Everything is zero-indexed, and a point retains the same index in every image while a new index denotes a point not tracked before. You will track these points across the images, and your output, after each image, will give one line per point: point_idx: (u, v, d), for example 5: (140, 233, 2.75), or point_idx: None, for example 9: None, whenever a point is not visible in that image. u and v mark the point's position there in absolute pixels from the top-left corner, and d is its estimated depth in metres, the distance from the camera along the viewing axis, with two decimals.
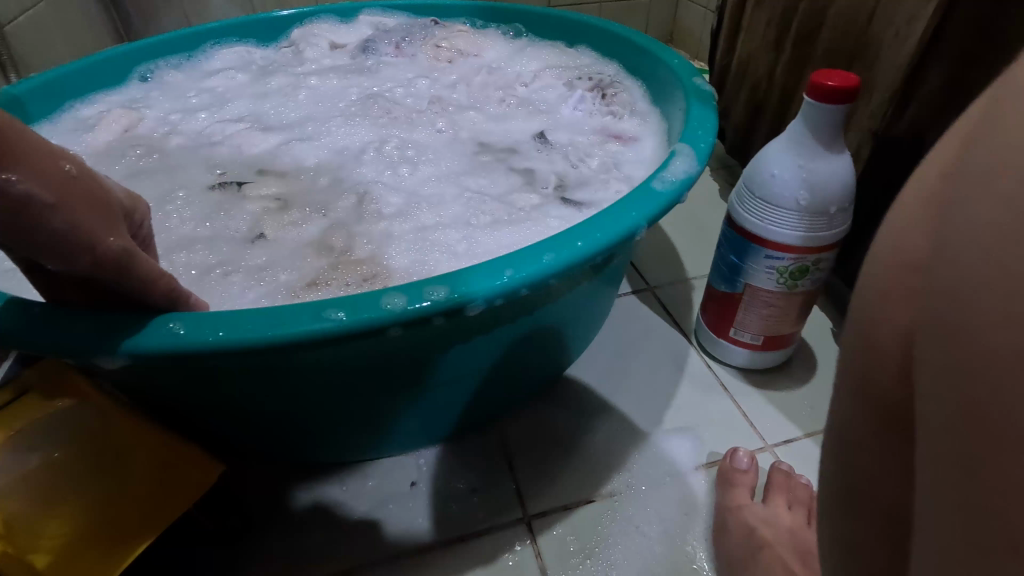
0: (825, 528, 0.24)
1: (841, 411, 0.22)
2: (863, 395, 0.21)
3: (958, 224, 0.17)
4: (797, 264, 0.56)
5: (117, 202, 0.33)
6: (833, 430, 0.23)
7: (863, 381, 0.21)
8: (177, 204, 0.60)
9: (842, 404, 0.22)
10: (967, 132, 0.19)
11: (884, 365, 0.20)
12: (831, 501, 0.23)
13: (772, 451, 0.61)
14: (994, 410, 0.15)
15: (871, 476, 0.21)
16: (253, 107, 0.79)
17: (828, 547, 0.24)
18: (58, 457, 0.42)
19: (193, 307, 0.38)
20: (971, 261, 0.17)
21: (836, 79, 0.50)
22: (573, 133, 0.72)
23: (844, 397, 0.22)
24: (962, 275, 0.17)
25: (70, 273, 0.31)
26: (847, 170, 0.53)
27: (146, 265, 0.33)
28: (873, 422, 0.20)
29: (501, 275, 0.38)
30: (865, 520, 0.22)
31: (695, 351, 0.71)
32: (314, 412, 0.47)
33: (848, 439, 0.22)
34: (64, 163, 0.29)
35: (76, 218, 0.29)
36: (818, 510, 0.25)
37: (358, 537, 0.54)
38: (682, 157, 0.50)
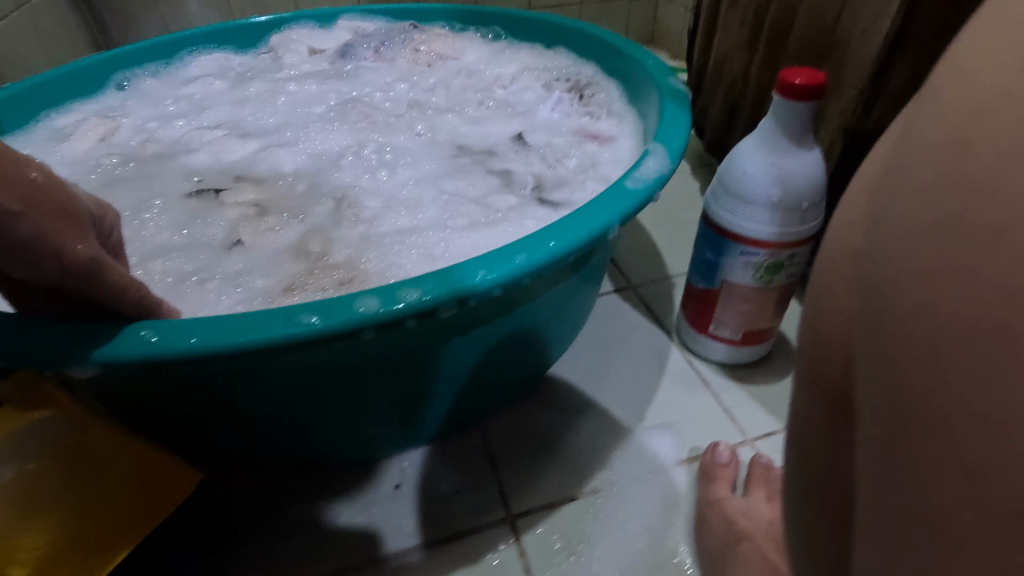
0: (793, 514, 0.25)
1: (803, 402, 0.24)
2: (817, 386, 0.23)
3: (892, 226, 0.19)
4: (771, 259, 0.57)
5: (84, 209, 0.33)
6: (799, 417, 0.24)
7: (818, 373, 0.23)
8: (154, 212, 0.60)
9: (804, 396, 0.24)
10: (905, 127, 0.19)
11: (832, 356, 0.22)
12: (798, 487, 0.24)
13: (753, 444, 0.62)
14: (916, 396, 0.17)
15: (826, 461, 0.23)
16: (231, 114, 0.79)
17: (796, 533, 0.25)
18: (33, 469, 0.41)
19: (165, 314, 0.37)
20: (900, 261, 0.19)
21: (803, 77, 0.51)
22: (551, 134, 0.73)
23: (805, 388, 0.24)
24: (896, 275, 0.19)
25: (38, 282, 0.31)
26: (818, 166, 0.54)
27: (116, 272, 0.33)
28: (825, 412, 0.22)
29: (475, 276, 0.38)
30: (823, 505, 0.23)
31: (677, 347, 0.71)
32: (294, 416, 0.47)
33: (808, 427, 0.23)
34: (29, 171, 0.29)
35: (43, 225, 0.29)
36: (782, 497, 0.25)
37: (342, 540, 0.54)
38: (655, 156, 0.51)
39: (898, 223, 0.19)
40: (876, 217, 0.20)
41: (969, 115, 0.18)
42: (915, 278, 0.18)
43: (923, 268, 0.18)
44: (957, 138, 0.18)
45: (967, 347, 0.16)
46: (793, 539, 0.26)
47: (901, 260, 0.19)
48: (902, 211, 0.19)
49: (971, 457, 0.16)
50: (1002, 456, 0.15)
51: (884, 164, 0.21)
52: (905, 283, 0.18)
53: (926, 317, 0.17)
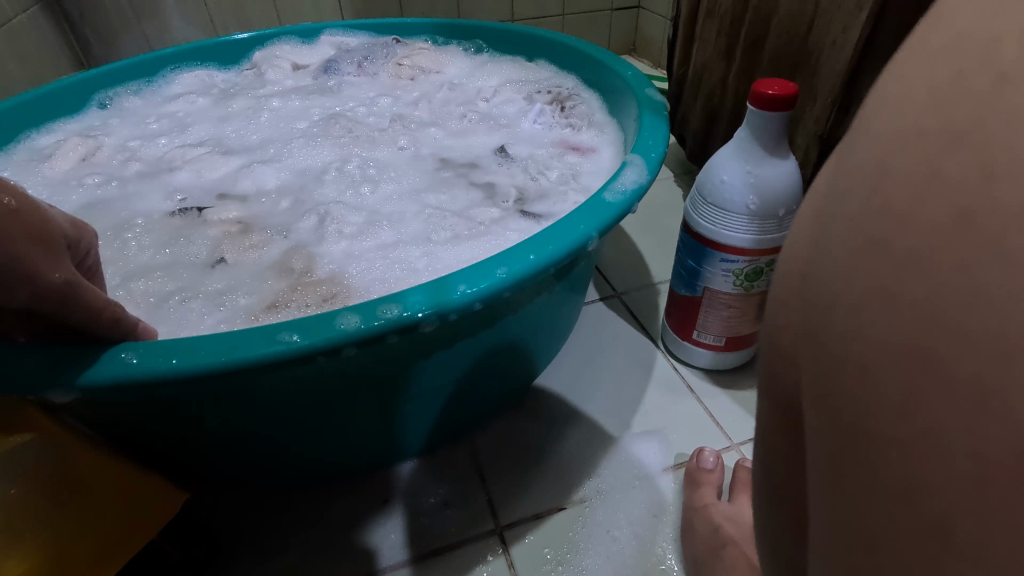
0: (761, 526, 0.26)
1: (759, 414, 0.24)
2: (765, 398, 0.23)
3: (826, 240, 0.20)
4: (750, 266, 0.58)
5: (59, 232, 0.33)
6: (756, 427, 0.25)
7: (766, 382, 0.23)
8: (136, 232, 0.59)
9: (757, 407, 0.24)
10: (857, 149, 0.20)
11: (778, 368, 0.22)
12: (761, 495, 0.25)
13: (738, 449, 0.63)
14: (855, 411, 0.18)
15: (776, 471, 0.23)
16: (214, 131, 0.79)
17: (764, 541, 0.26)
18: (17, 494, 0.40)
19: (143, 336, 0.37)
20: (838, 282, 0.19)
21: (776, 87, 0.52)
22: (532, 146, 0.74)
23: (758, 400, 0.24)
24: (832, 289, 0.19)
25: (9, 307, 0.31)
26: (793, 174, 0.55)
27: (91, 295, 0.33)
28: (771, 422, 0.23)
29: (456, 290, 0.39)
30: (779, 513, 0.23)
31: (662, 354, 0.72)
32: (276, 434, 0.47)
33: (761, 437, 0.24)
34: (1, 197, 0.29)
35: (16, 252, 0.29)
36: (755, 503, 0.26)
37: (329, 558, 0.54)
38: (633, 167, 0.52)
39: (834, 238, 0.20)
40: (812, 229, 0.21)
41: (892, 142, 0.19)
42: (852, 295, 0.19)
43: (861, 288, 0.18)
44: (889, 158, 0.19)
45: (903, 367, 0.17)
46: (761, 544, 0.26)
47: (838, 279, 0.19)
48: (836, 227, 0.20)
49: (908, 473, 0.17)
50: (937, 471, 0.16)
51: (823, 177, 0.22)
52: (841, 299, 0.19)
53: (862, 335, 0.18)
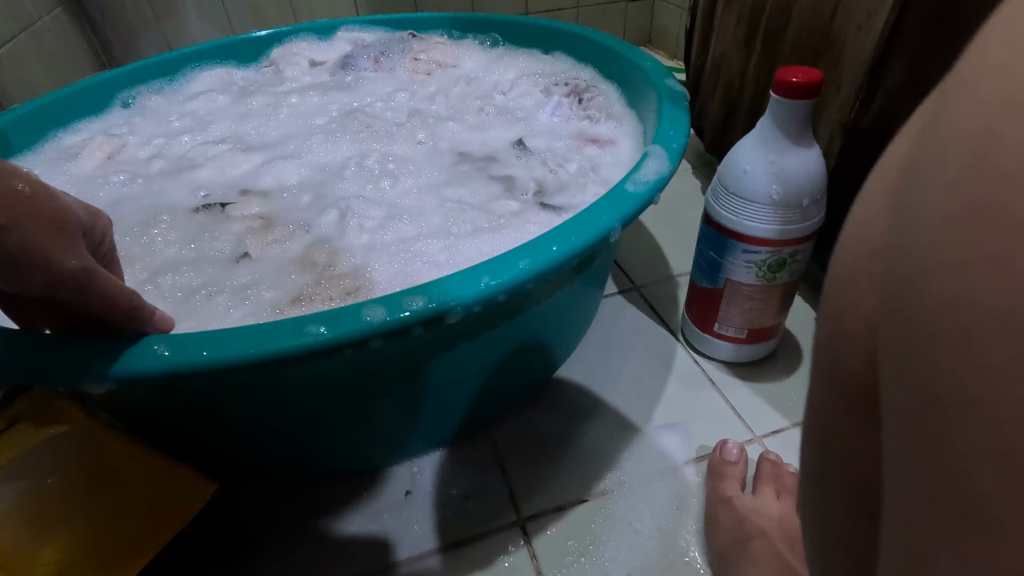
0: (822, 510, 0.26)
1: (821, 397, 0.25)
2: (835, 379, 0.23)
3: None
4: (774, 257, 0.57)
5: (73, 219, 0.34)
6: (818, 409, 0.25)
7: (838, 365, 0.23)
8: (162, 227, 0.60)
9: (818, 390, 0.25)
10: None
11: (857, 348, 0.22)
12: (823, 477, 0.25)
13: (761, 442, 0.62)
14: (930, 384, 0.18)
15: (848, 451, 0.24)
16: (235, 128, 0.80)
17: (823, 522, 0.26)
18: (50, 483, 0.42)
19: (160, 324, 0.37)
20: (915, 258, 0.19)
21: (799, 75, 0.51)
22: (551, 139, 0.73)
23: (822, 383, 0.24)
24: (910, 265, 0.19)
25: (30, 294, 0.32)
26: (818, 163, 0.54)
27: (109, 282, 0.34)
28: (839, 401, 0.23)
29: (480, 282, 0.39)
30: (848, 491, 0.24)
31: (683, 347, 0.72)
32: (302, 425, 0.48)
33: (824, 420, 0.24)
34: (15, 183, 0.30)
35: (27, 238, 0.30)
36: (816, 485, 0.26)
37: (353, 549, 0.54)
38: (654, 157, 0.51)
39: None
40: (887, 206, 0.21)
41: None
42: None
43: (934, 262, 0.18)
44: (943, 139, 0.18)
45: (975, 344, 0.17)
46: (816, 526, 0.27)
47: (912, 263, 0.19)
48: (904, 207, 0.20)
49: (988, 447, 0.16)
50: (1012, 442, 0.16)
51: (888, 160, 0.22)
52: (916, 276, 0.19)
53: (934, 309, 0.18)
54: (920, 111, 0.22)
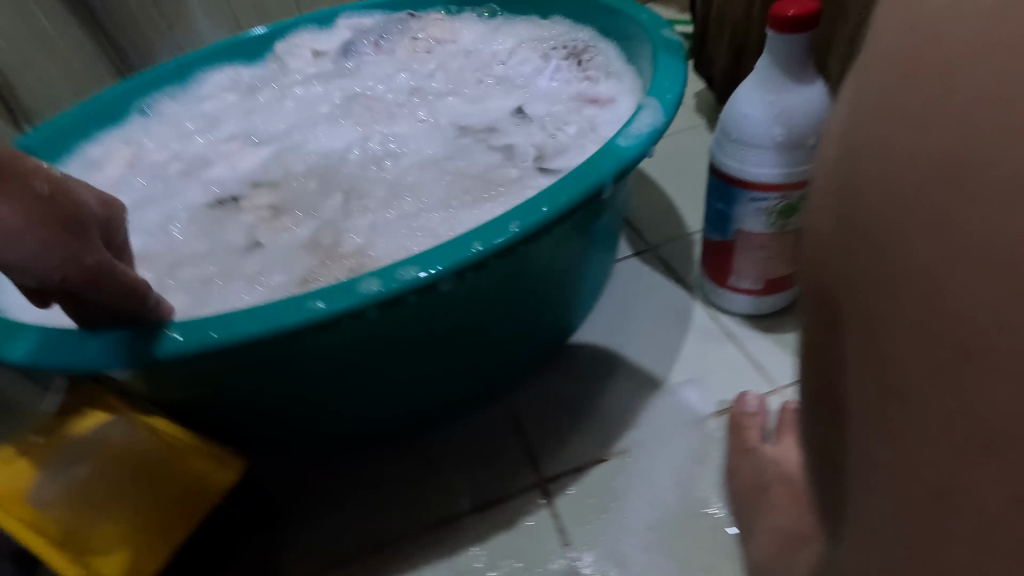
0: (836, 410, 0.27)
1: (813, 317, 0.25)
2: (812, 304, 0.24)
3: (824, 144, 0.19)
4: (782, 202, 0.56)
5: (90, 216, 0.36)
6: (816, 326, 0.26)
7: None
8: (180, 224, 0.63)
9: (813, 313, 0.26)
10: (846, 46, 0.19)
11: (814, 280, 0.22)
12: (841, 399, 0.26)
13: (782, 393, 0.61)
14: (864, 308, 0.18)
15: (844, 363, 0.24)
16: (244, 124, 0.82)
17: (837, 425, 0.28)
18: (93, 470, 0.47)
19: (168, 314, 0.39)
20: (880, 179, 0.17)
21: (793, 8, 0.49)
22: (550, 103, 0.72)
23: (816, 303, 0.25)
24: None
25: (52, 290, 0.34)
26: (821, 99, 0.52)
27: (123, 274, 0.36)
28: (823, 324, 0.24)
29: (470, 248, 0.39)
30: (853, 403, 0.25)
31: (699, 303, 0.71)
32: (322, 400, 0.50)
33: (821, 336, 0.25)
34: (31, 187, 0.33)
35: (44, 235, 0.32)
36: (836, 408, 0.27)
37: (381, 517, 0.57)
38: (648, 109, 0.50)
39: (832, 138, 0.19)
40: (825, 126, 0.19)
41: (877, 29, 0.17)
42: None
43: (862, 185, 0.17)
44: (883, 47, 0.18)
45: None
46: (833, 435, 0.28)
47: None
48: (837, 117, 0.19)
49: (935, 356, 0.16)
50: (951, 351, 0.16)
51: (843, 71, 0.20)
52: None
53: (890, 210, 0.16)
54: None
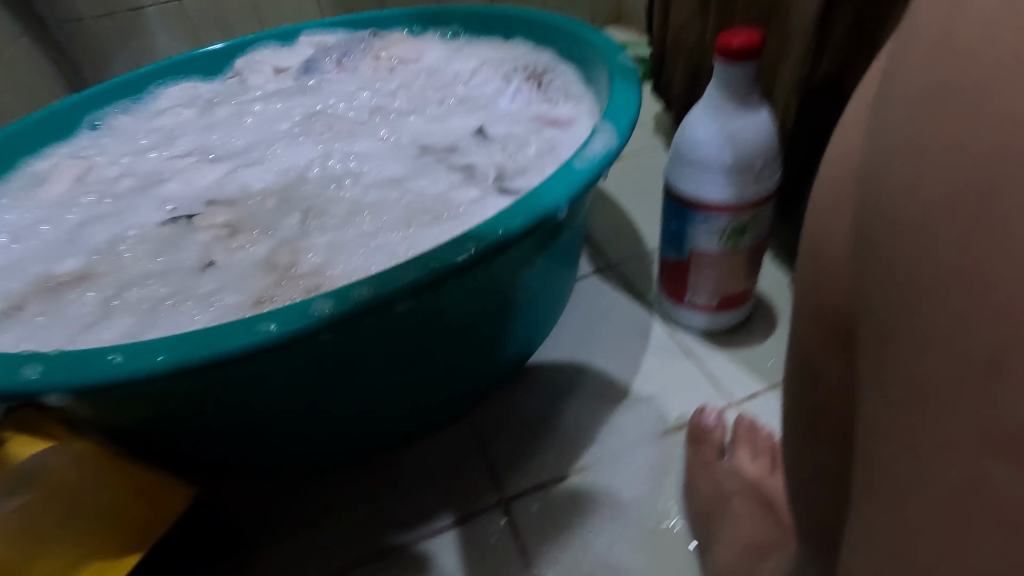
0: (819, 423, 0.29)
1: (815, 330, 0.28)
2: (833, 301, 0.26)
3: None
4: (734, 223, 0.58)
5: None
6: (807, 341, 0.29)
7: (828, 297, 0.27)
8: (130, 243, 0.61)
9: (811, 325, 0.28)
10: None
11: (845, 273, 0.25)
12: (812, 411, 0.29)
13: (737, 407, 0.63)
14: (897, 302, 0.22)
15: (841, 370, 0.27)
16: (201, 140, 0.80)
17: (819, 434, 0.29)
18: (30, 502, 0.43)
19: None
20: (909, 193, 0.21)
21: (740, 38, 0.51)
22: (512, 124, 0.73)
23: (816, 316, 0.28)
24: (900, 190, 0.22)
25: None
26: (767, 125, 0.55)
27: None
28: (835, 330, 0.27)
29: (426, 268, 0.39)
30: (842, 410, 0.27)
31: (658, 319, 0.72)
32: (278, 422, 0.49)
33: (820, 345, 0.28)
34: None
35: None
36: (802, 419, 0.30)
37: (341, 541, 0.56)
38: (603, 133, 0.52)
39: None
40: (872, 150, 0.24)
41: None
42: None
43: (903, 198, 0.22)
44: None
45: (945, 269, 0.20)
46: (811, 446, 0.30)
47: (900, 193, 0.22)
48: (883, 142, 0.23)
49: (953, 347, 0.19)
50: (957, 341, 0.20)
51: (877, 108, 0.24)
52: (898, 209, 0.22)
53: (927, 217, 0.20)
54: None
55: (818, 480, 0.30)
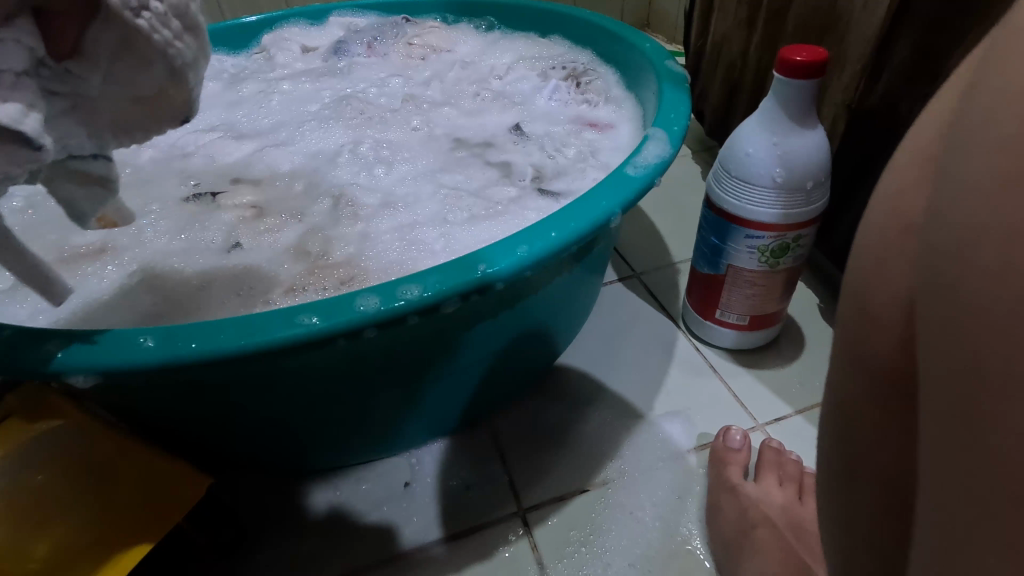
0: (848, 483, 0.25)
1: (847, 376, 0.24)
2: (861, 360, 0.23)
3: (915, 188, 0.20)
4: (777, 242, 0.56)
5: None
6: (834, 387, 0.25)
7: (847, 350, 0.24)
8: (151, 218, 0.59)
9: (838, 375, 0.25)
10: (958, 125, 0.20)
11: (881, 332, 0.22)
12: (832, 476, 0.26)
13: (763, 430, 0.61)
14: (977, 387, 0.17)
15: (872, 435, 0.23)
16: (225, 116, 0.78)
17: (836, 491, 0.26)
18: (38, 480, 0.41)
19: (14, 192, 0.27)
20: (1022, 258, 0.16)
21: (804, 54, 0.50)
22: (548, 124, 0.71)
23: (850, 360, 0.24)
24: (944, 235, 0.19)
25: None
26: (822, 145, 0.53)
27: None
28: (877, 382, 0.22)
29: (477, 269, 0.38)
30: (877, 479, 0.23)
31: (683, 334, 0.71)
32: (294, 418, 0.47)
33: (847, 399, 0.24)
34: None
35: None
36: (822, 481, 0.27)
37: (350, 541, 0.54)
38: (655, 141, 0.50)
39: None
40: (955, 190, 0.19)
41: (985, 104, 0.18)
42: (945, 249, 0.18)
43: (948, 267, 0.18)
44: None
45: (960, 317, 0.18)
46: (833, 507, 0.26)
47: (941, 227, 0.19)
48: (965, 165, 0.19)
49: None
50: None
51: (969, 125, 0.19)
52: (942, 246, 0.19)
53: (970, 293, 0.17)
54: (956, 82, 0.21)
55: (843, 556, 0.26)
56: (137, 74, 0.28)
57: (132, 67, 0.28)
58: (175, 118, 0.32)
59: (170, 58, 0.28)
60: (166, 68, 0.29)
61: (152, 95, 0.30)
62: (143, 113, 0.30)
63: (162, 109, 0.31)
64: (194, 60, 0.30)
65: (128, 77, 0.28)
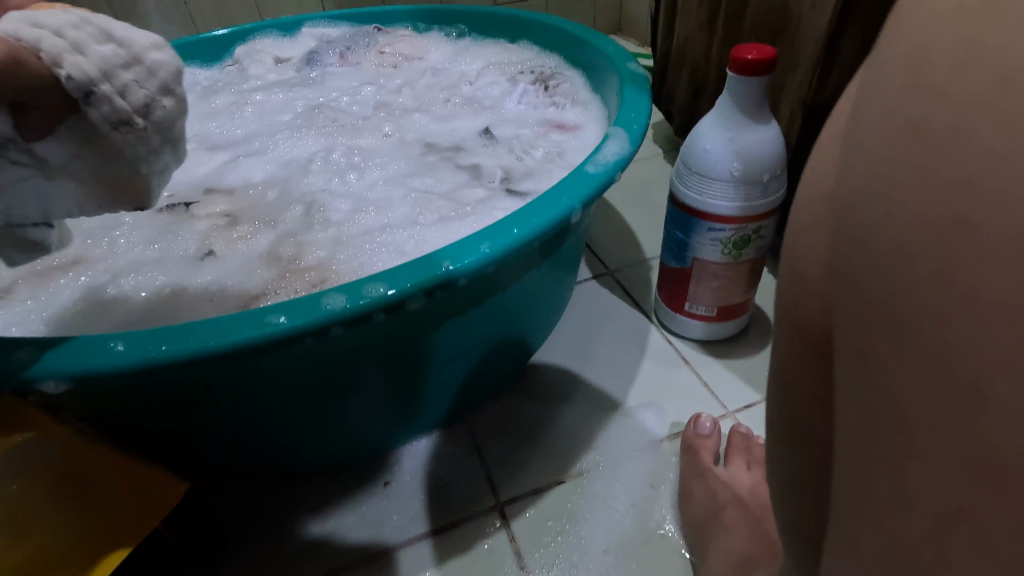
0: (791, 446, 0.26)
1: (782, 343, 0.26)
2: (791, 328, 0.25)
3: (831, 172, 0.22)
4: (738, 234, 0.58)
5: None
6: (775, 358, 0.27)
7: (781, 319, 0.26)
8: (124, 229, 0.59)
9: (776, 345, 0.26)
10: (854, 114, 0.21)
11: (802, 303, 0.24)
12: (778, 442, 0.27)
13: (733, 417, 0.63)
14: (883, 342, 0.19)
15: (806, 400, 0.25)
16: (199, 127, 0.79)
17: (798, 439, 0.28)
18: (16, 490, 0.40)
19: None
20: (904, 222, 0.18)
21: (754, 52, 0.52)
22: (517, 127, 0.73)
23: (783, 328, 0.25)
24: (850, 209, 0.20)
25: None
26: (776, 139, 0.55)
27: None
28: (803, 346, 0.24)
29: (440, 266, 0.39)
30: (811, 437, 0.25)
31: (655, 328, 0.72)
32: (270, 419, 0.48)
33: (785, 368, 0.26)
34: None
35: None
36: (772, 448, 0.29)
37: (331, 541, 0.55)
38: (615, 139, 0.52)
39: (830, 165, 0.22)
40: (855, 164, 0.21)
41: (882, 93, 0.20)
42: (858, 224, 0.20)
43: (854, 237, 0.20)
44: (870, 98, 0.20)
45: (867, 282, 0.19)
46: (782, 471, 0.28)
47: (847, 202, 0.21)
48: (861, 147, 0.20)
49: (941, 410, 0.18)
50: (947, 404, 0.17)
51: (874, 109, 0.21)
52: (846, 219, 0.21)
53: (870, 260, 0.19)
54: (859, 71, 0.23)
55: (794, 517, 0.28)
56: (104, 163, 0.31)
57: (100, 158, 0.31)
58: (133, 205, 0.34)
59: (138, 160, 0.32)
60: (133, 166, 0.32)
61: (116, 180, 0.32)
62: (103, 193, 0.33)
63: (121, 194, 0.33)
64: (165, 164, 0.34)
65: (94, 164, 0.31)
